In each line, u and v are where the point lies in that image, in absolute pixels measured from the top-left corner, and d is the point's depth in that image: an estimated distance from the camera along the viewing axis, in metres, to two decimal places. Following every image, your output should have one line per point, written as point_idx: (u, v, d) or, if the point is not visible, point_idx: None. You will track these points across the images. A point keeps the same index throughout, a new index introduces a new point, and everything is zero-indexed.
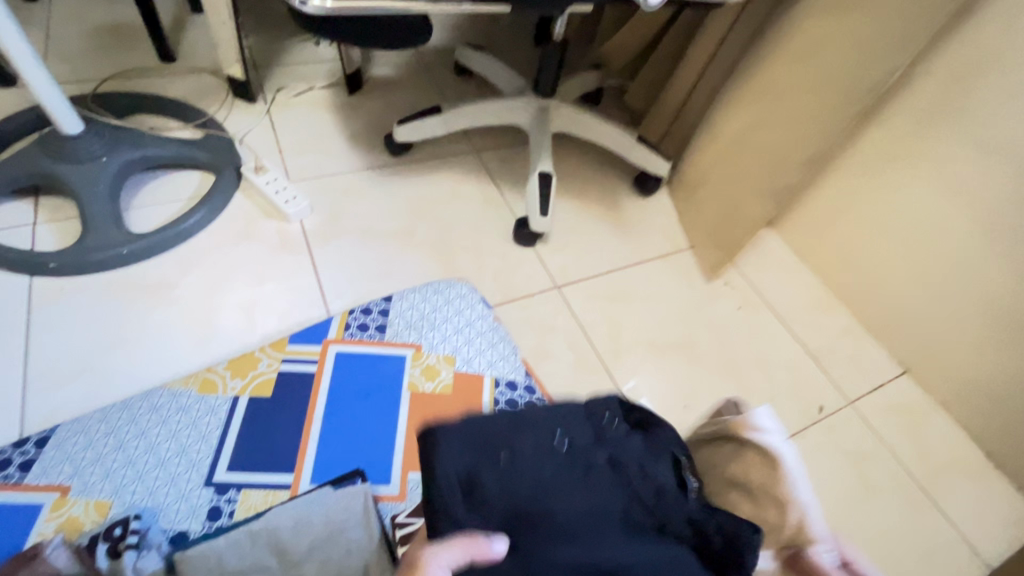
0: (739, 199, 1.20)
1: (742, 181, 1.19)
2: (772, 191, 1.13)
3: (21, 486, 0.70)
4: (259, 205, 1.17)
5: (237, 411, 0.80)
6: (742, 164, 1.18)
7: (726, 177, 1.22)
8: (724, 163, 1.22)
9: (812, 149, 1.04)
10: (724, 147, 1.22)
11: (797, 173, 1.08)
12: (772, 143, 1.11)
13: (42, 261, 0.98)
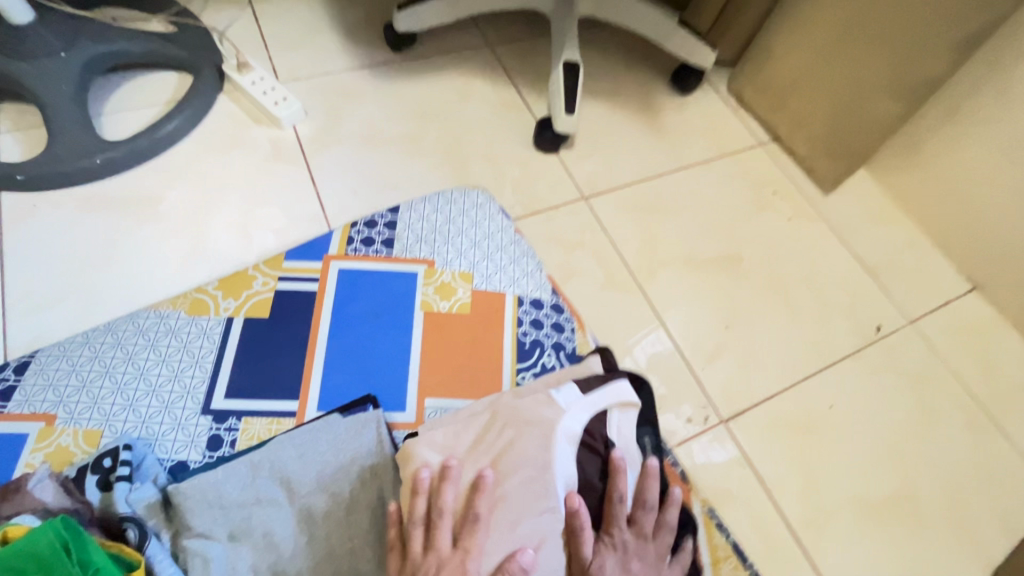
0: (858, 95, 1.02)
1: (850, 74, 1.03)
2: (895, 83, 0.97)
3: (4, 414, 0.64)
4: (245, 108, 1.03)
5: (232, 334, 0.72)
6: (845, 50, 1.02)
7: (825, 67, 1.06)
8: (825, 49, 1.04)
9: (964, 28, 0.87)
10: (839, 24, 1.01)
11: (945, 62, 0.91)
12: (892, 21, 0.94)
13: (11, 172, 0.87)
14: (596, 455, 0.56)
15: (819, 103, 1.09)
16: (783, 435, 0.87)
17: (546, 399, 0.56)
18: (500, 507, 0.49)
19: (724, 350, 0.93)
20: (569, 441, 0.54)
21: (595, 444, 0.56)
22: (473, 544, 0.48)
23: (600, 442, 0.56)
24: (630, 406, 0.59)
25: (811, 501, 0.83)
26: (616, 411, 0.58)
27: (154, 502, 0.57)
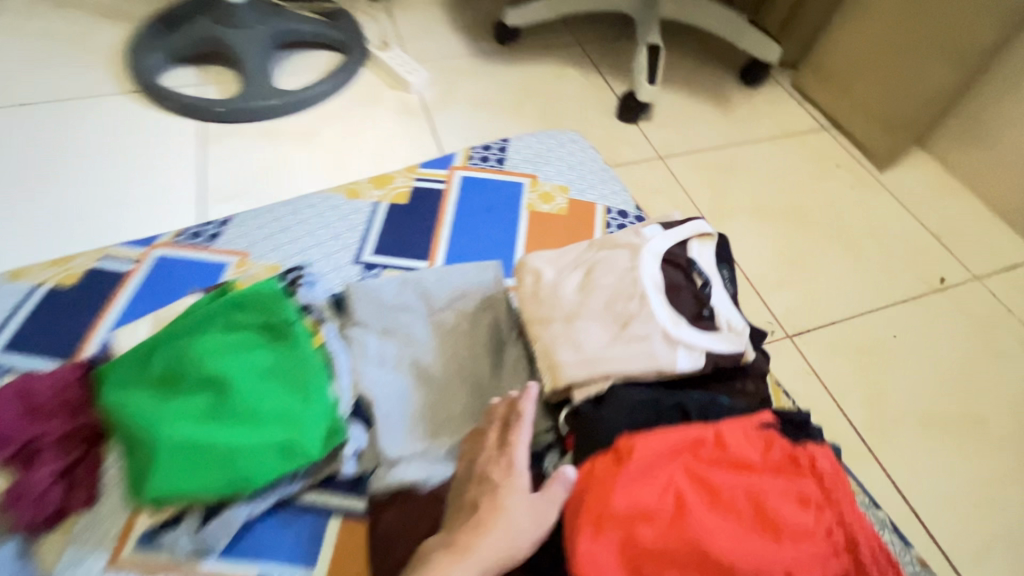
0: (917, 73, 1.14)
1: (908, 57, 1.15)
2: (953, 58, 1.08)
3: (212, 249, 0.83)
4: (383, 78, 1.28)
5: (379, 211, 0.90)
6: (903, 36, 1.15)
7: (885, 53, 1.18)
8: (885, 37, 1.17)
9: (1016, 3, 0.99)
10: (902, 13, 1.14)
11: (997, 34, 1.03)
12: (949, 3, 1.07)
13: (212, 106, 1.12)
14: (679, 269, 0.64)
15: (879, 87, 1.21)
16: (848, 356, 0.93)
17: (632, 231, 0.67)
18: (594, 294, 0.62)
19: (791, 284, 1.02)
20: (654, 257, 0.64)
21: (677, 261, 0.65)
22: (517, 452, 0.54)
23: (681, 260, 0.65)
24: (708, 238, 0.68)
25: (877, 411, 0.88)
26: (695, 241, 0.67)
27: (326, 303, 0.73)
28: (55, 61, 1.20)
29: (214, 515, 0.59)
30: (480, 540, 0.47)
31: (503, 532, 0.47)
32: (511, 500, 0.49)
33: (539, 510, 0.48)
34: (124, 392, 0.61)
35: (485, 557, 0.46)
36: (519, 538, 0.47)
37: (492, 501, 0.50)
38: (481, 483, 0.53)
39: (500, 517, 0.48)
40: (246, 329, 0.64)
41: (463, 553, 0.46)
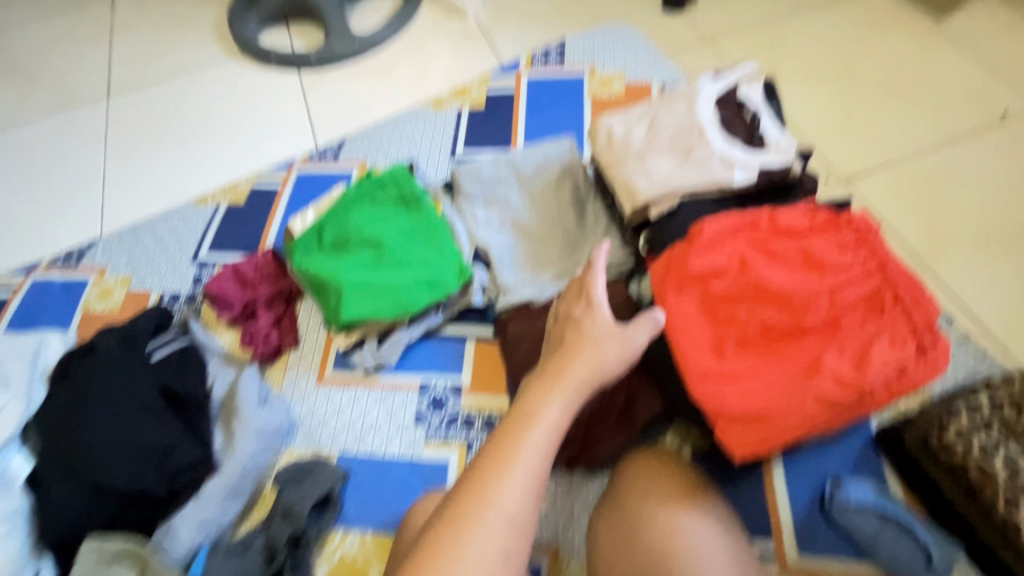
0: None
1: None
2: None
3: (338, 163, 1.03)
4: (442, 10, 1.40)
5: (463, 116, 1.05)
6: None
7: None
8: None
9: None
10: None
11: None
12: None
13: (306, 55, 1.30)
14: (730, 108, 0.76)
15: None
16: (904, 192, 1.00)
17: (687, 85, 0.79)
18: (659, 136, 0.75)
19: (846, 135, 1.08)
20: (708, 100, 0.76)
21: (729, 101, 0.76)
22: (595, 289, 0.63)
23: (732, 100, 0.76)
24: (756, 78, 0.78)
25: (934, 236, 0.95)
26: (744, 83, 0.78)
27: (439, 186, 0.90)
28: (171, 41, 1.42)
29: (387, 338, 0.81)
30: (574, 365, 0.57)
31: (592, 359, 0.57)
32: (596, 332, 0.59)
33: (624, 338, 0.58)
34: (307, 257, 0.82)
35: (580, 375, 0.56)
36: (605, 358, 0.57)
37: (578, 332, 0.60)
38: (566, 322, 0.63)
39: (588, 347, 0.58)
40: (387, 203, 0.84)
41: (561, 377, 0.56)
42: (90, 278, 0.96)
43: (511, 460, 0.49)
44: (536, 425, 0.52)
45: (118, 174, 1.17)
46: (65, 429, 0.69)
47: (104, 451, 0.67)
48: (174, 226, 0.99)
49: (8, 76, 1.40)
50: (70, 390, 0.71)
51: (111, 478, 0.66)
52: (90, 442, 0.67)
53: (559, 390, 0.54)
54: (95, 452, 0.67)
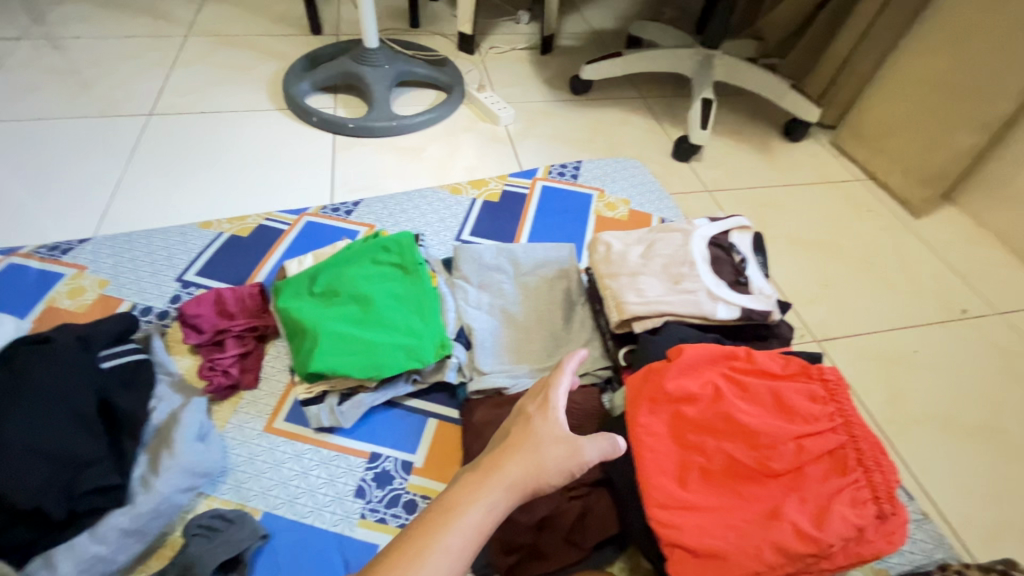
0: (941, 134, 1.30)
1: (933, 120, 1.32)
2: (972, 122, 1.25)
3: (348, 221, 1.07)
4: (478, 113, 1.54)
5: (476, 205, 1.11)
6: (928, 102, 1.32)
7: (913, 117, 1.35)
8: (914, 104, 1.35)
9: None
10: (927, 83, 1.32)
11: (1012, 103, 1.19)
12: (966, 77, 1.24)
13: (345, 122, 1.40)
14: (721, 251, 0.82)
15: (908, 145, 1.37)
16: (871, 362, 1.05)
17: (686, 222, 0.85)
18: (653, 260, 0.80)
19: (822, 299, 1.15)
20: (702, 238, 0.82)
21: (721, 245, 0.82)
22: (555, 392, 0.60)
23: (724, 244, 0.82)
24: (746, 230, 0.85)
25: (898, 411, 0.98)
26: (735, 231, 0.85)
27: (440, 262, 0.93)
28: (225, 84, 1.53)
29: (349, 398, 0.78)
30: (508, 463, 0.53)
31: (530, 461, 0.53)
32: (543, 437, 0.56)
33: (572, 451, 0.55)
34: (294, 302, 0.82)
35: (512, 477, 0.52)
36: (545, 465, 0.54)
37: (525, 431, 0.57)
38: (519, 417, 0.59)
39: (529, 450, 0.54)
40: (383, 264, 0.86)
41: (492, 476, 0.52)
42: (67, 274, 0.93)
43: (418, 558, 0.45)
44: (454, 523, 0.48)
45: (131, 184, 1.20)
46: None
47: (14, 451, 0.60)
48: (170, 242, 1.00)
49: (62, 77, 1.48)
50: (5, 377, 0.66)
51: (8, 484, 0.59)
52: (0, 438, 0.61)
53: (487, 488, 0.51)
54: (4, 450, 0.60)
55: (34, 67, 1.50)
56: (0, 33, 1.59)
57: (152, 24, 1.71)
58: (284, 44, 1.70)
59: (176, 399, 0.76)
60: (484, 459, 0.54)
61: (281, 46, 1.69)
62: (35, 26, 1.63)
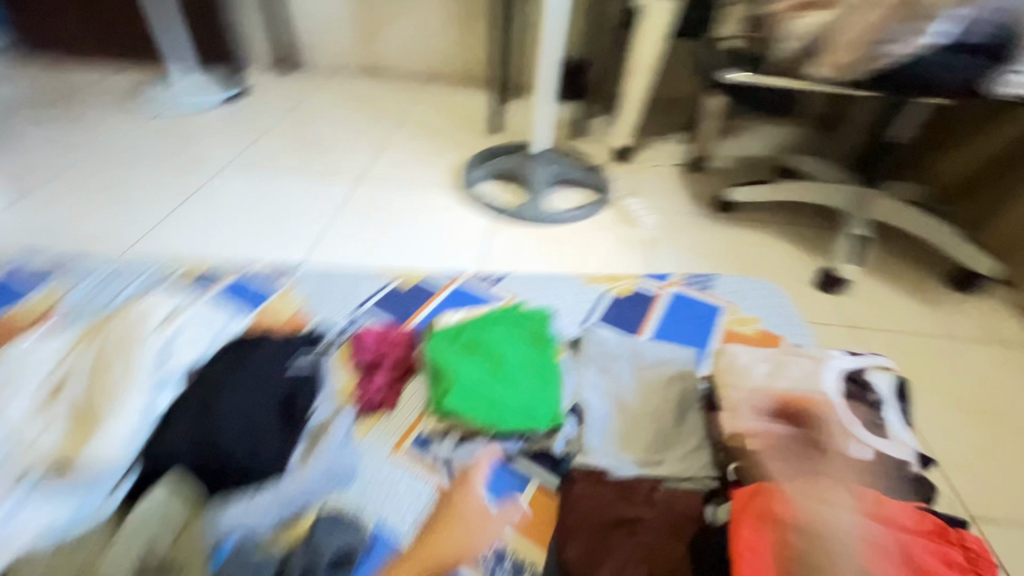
0: None
1: None
2: None
3: (493, 290, 1.22)
4: (621, 215, 1.67)
5: (606, 296, 1.20)
6: None
7: None
8: None
9: None
10: None
11: None
12: None
13: (504, 209, 1.61)
14: (856, 386, 0.81)
15: None
16: None
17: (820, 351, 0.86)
18: (778, 383, 0.80)
19: (982, 477, 1.03)
20: (836, 370, 0.82)
21: (857, 379, 0.81)
22: (473, 484, 0.81)
23: (860, 379, 0.82)
24: (887, 369, 0.84)
25: None
26: (874, 370, 0.83)
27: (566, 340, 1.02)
28: (417, 166, 1.88)
29: (465, 443, 0.88)
30: (438, 543, 0.75)
31: (453, 540, 0.75)
32: (468, 524, 0.77)
33: (488, 533, 0.77)
34: (442, 347, 0.96)
35: (440, 553, 0.74)
36: (469, 544, 0.75)
37: (450, 513, 0.78)
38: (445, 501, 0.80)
39: (453, 529, 0.76)
40: (517, 332, 0.98)
41: (427, 550, 0.74)
42: (275, 291, 1.18)
43: None
44: None
45: (333, 234, 1.50)
46: (207, 384, 0.81)
47: (226, 414, 0.77)
48: (354, 283, 1.23)
49: (304, 148, 1.93)
50: (232, 359, 0.86)
51: (220, 437, 0.76)
52: (221, 402, 0.78)
53: (421, 561, 0.73)
54: (220, 410, 0.77)
55: (288, 136, 1.99)
56: (272, 112, 2.15)
57: (373, 116, 2.17)
58: (468, 141, 2.05)
59: (329, 408, 0.91)
60: (420, 539, 0.76)
61: (465, 142, 2.04)
62: (296, 108, 2.18)
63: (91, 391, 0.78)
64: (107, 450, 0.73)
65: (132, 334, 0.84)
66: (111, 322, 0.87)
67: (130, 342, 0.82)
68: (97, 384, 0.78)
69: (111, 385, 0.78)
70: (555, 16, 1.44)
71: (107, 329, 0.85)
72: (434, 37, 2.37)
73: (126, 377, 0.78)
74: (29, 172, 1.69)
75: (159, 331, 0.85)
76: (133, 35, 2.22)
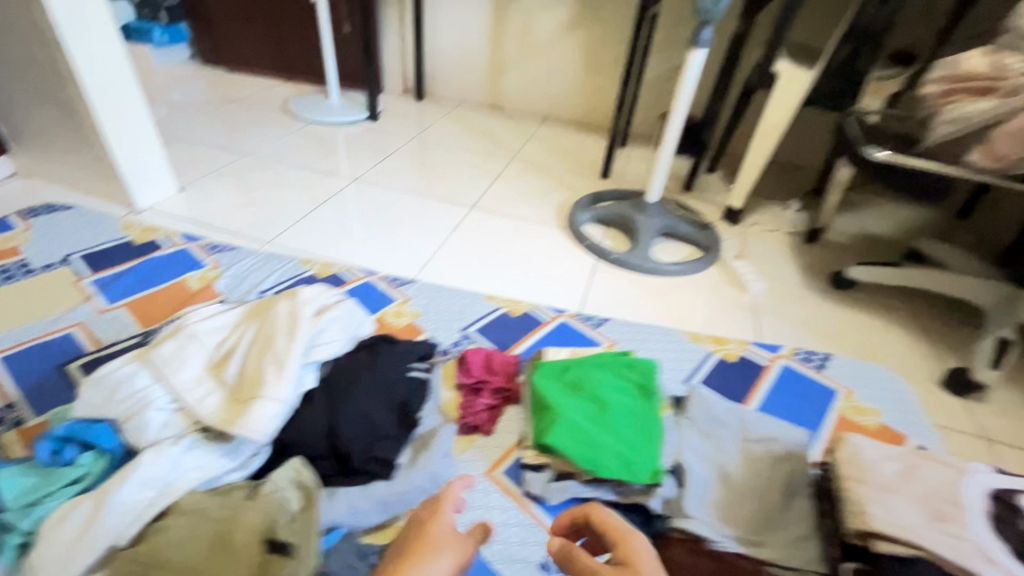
0: None
1: None
2: None
3: (596, 332, 1.25)
4: (728, 277, 1.64)
5: (711, 357, 1.19)
6: None
7: None
8: None
9: None
10: None
11: None
12: None
13: (609, 253, 1.64)
14: (1005, 508, 0.73)
15: None
16: None
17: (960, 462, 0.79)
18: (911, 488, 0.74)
19: None
20: (979, 486, 0.75)
21: (1006, 502, 0.73)
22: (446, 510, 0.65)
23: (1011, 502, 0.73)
24: None
25: None
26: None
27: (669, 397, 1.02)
28: (527, 201, 1.96)
29: (561, 480, 0.88)
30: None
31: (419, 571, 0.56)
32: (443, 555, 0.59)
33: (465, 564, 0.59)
34: (545, 383, 0.98)
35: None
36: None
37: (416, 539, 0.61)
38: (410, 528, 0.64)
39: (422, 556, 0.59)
40: (623, 380, 0.97)
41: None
42: (395, 300, 1.28)
43: None
44: None
45: (446, 254, 1.60)
46: (340, 374, 0.86)
47: (351, 407, 0.82)
48: (465, 303, 1.29)
49: (426, 171, 2.08)
50: (361, 353, 0.91)
51: (342, 429, 0.80)
52: (349, 394, 0.83)
53: None
54: (347, 403, 0.82)
55: (414, 159, 2.16)
56: (401, 135, 2.34)
57: (490, 148, 2.30)
58: (577, 182, 2.11)
59: (436, 419, 0.96)
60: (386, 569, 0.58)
61: (575, 184, 2.10)
62: (421, 133, 2.36)
63: (252, 367, 0.81)
64: (255, 428, 0.75)
65: (292, 319, 0.85)
66: (277, 302, 0.89)
67: (292, 328, 0.84)
68: (258, 360, 0.81)
69: (270, 366, 0.79)
70: (693, 75, 1.47)
71: (273, 310, 0.88)
72: (560, 78, 2.54)
73: (285, 363, 0.79)
74: (197, 164, 1.95)
75: (318, 322, 0.87)
76: (297, 56, 2.54)
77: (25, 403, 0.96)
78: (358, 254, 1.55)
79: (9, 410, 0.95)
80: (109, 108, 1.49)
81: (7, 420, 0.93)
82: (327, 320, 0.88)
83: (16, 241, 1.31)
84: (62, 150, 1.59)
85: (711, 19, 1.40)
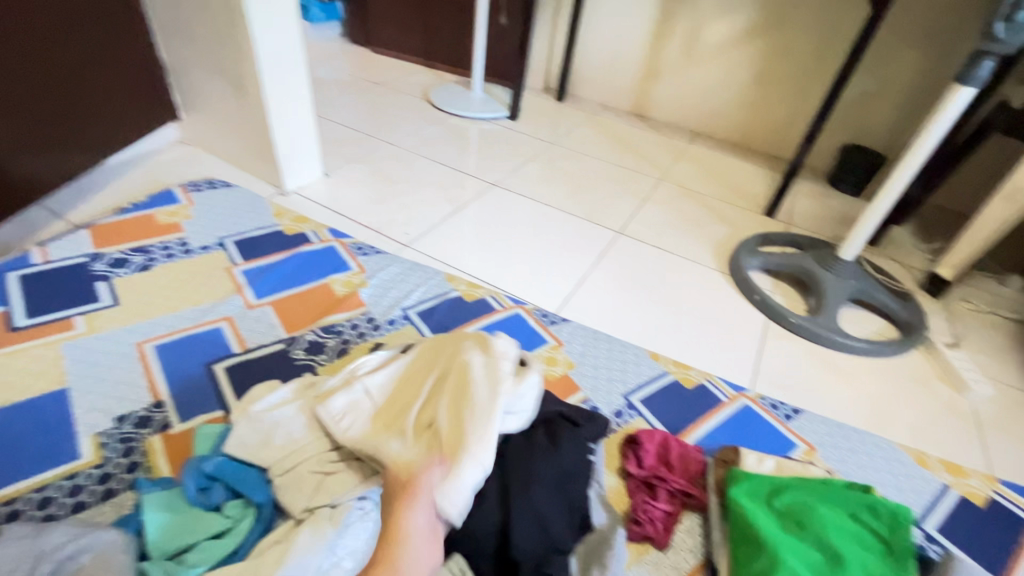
0: None
1: None
2: None
3: (786, 426, 1.02)
4: (937, 369, 1.32)
5: (947, 496, 0.96)
6: None
7: None
8: None
9: None
10: None
11: None
12: None
13: (787, 315, 1.36)
14: None
15: None
16: None
17: None
18: None
19: None
20: None
21: None
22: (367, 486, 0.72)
23: None
24: None
25: None
26: None
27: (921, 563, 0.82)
28: (681, 230, 1.71)
29: None
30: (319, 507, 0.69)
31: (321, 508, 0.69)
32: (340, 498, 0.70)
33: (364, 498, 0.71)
34: (749, 502, 0.78)
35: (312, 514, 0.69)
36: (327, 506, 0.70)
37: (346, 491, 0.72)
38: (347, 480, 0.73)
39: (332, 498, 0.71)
40: (860, 529, 0.75)
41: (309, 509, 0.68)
42: (546, 342, 1.12)
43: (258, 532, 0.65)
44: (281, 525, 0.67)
45: (592, 287, 1.41)
46: (517, 467, 0.75)
47: (534, 512, 0.72)
48: (626, 358, 1.11)
49: (568, 180, 1.89)
50: (538, 440, 0.79)
51: (524, 539, 0.70)
52: (533, 496, 0.73)
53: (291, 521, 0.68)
54: (532, 505, 0.72)
55: (554, 164, 1.97)
56: (540, 134, 2.16)
57: (637, 161, 2.06)
58: (738, 215, 1.83)
59: (603, 518, 0.78)
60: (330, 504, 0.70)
61: (736, 216, 1.82)
62: (562, 135, 2.16)
63: (444, 419, 0.72)
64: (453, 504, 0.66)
65: (488, 372, 0.76)
66: (466, 346, 0.79)
67: (490, 381, 0.75)
68: (444, 417, 0.73)
69: (469, 424, 0.71)
70: (940, 127, 1.18)
71: (464, 356, 0.78)
72: (722, 94, 2.14)
73: (489, 424, 0.70)
74: (339, 147, 1.90)
75: (506, 386, 0.75)
76: (445, 44, 2.46)
77: (173, 404, 0.91)
78: (496, 275, 1.41)
79: (156, 410, 0.90)
80: (275, 87, 1.45)
81: (154, 421, 0.89)
82: (523, 383, 0.77)
83: (178, 216, 1.31)
84: (225, 124, 1.59)
85: (1002, 49, 1.08)
